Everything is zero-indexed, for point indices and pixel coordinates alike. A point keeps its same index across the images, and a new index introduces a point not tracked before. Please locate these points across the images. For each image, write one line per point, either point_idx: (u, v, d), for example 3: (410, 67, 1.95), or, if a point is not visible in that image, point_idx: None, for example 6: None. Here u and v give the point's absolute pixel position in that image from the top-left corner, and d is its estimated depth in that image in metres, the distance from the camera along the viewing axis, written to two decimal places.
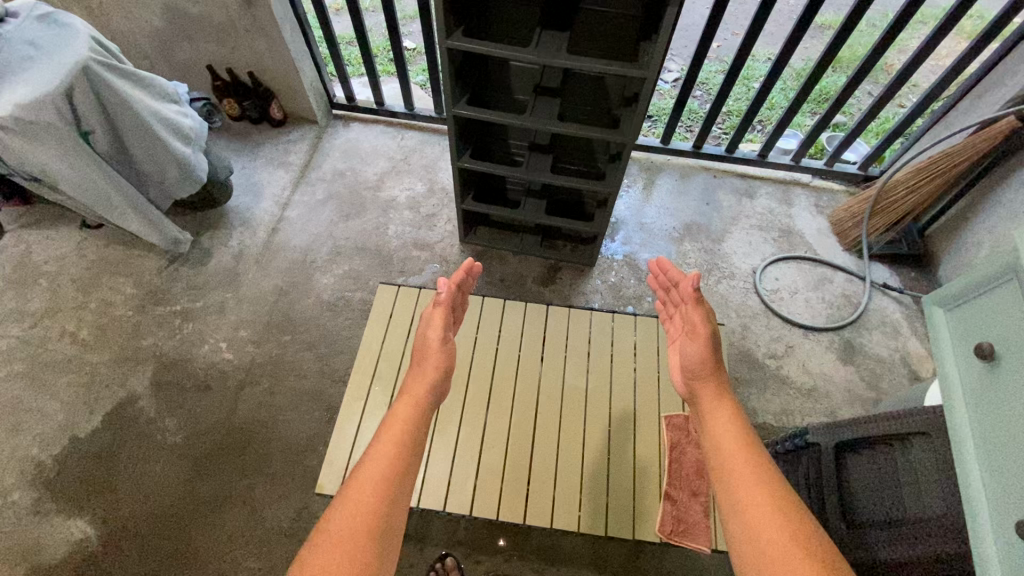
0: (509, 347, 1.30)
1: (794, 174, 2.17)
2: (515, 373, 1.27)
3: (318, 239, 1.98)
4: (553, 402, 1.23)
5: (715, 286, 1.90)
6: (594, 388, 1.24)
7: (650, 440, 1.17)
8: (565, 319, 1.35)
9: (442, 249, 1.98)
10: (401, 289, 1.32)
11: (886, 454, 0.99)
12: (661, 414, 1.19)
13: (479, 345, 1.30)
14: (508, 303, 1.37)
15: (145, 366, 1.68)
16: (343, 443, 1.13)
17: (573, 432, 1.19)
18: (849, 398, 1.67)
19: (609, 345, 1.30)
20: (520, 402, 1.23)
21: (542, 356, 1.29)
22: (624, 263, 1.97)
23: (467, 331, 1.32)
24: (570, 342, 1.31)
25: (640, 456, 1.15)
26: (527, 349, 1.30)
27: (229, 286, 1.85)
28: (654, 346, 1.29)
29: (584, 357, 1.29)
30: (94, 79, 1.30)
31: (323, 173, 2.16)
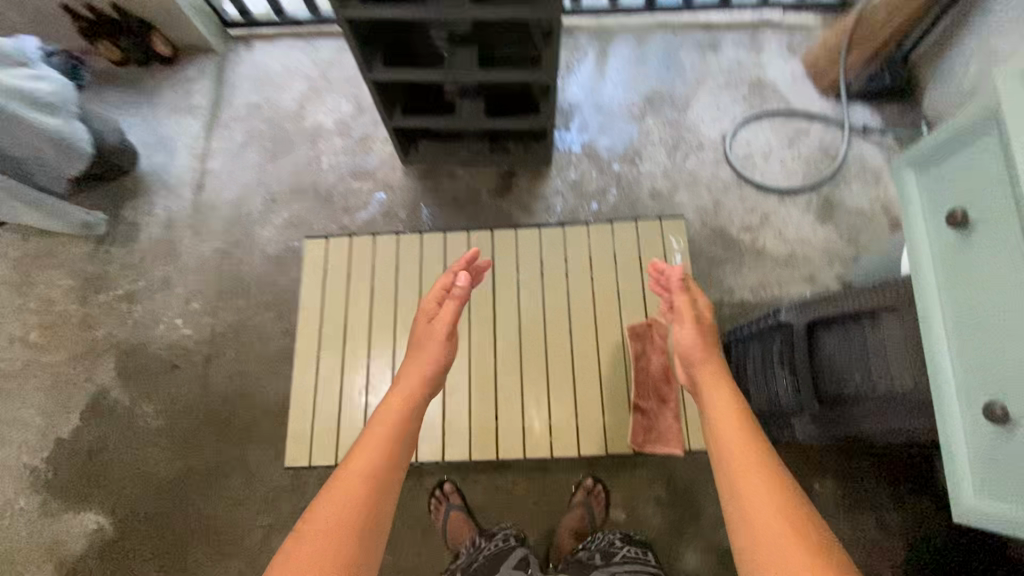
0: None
1: (762, 14, 1.90)
2: (469, 313, 1.17)
3: (249, 188, 1.81)
4: (514, 338, 1.16)
5: (683, 163, 1.76)
6: (552, 311, 1.17)
7: (614, 352, 1.14)
8: (512, 241, 1.22)
9: (384, 175, 1.80)
10: (330, 241, 1.18)
11: (855, 331, 0.94)
12: (624, 323, 1.15)
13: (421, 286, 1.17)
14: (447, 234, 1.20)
15: (107, 357, 1.63)
16: (302, 414, 1.10)
17: (536, 360, 1.14)
18: (828, 258, 1.61)
19: (562, 260, 1.20)
20: (479, 343, 1.15)
21: (493, 286, 1.19)
22: (583, 154, 1.80)
23: (406, 279, 1.18)
24: (522, 264, 1.21)
25: (605, 371, 1.13)
26: (476, 280, 1.20)
27: (167, 257, 1.73)
28: (610, 258, 1.19)
29: (538, 278, 1.19)
30: None
31: (236, 111, 1.92)
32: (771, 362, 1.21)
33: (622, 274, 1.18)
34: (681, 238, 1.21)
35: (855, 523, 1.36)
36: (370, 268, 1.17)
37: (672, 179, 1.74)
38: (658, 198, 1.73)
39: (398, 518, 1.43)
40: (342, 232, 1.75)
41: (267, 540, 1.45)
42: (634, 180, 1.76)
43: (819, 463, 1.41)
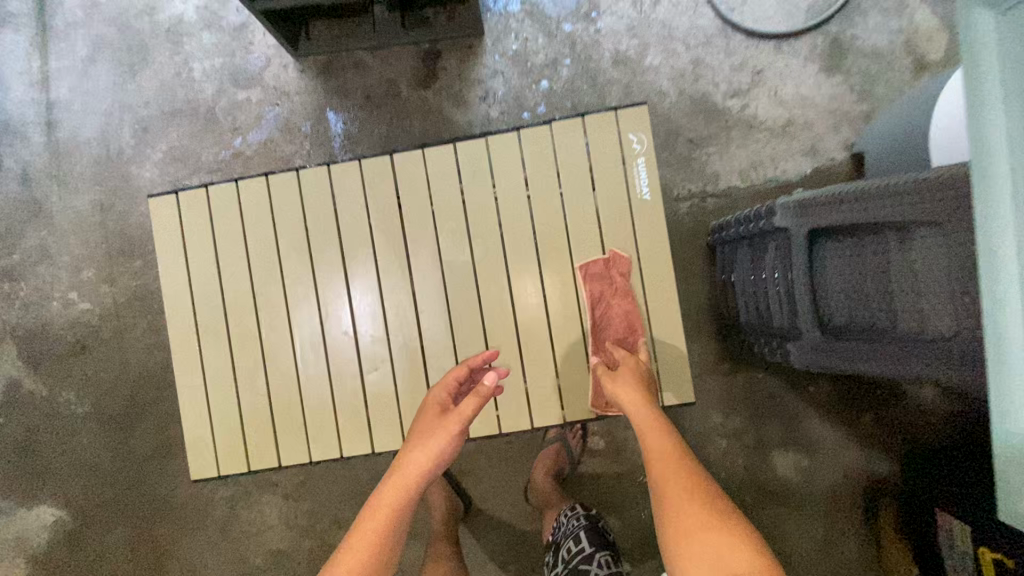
0: (358, 232, 0.96)
1: None
2: (378, 266, 0.96)
3: (112, 118, 1.44)
4: (437, 292, 0.96)
5: (652, 12, 1.36)
6: (484, 256, 0.95)
7: (564, 298, 0.95)
8: (423, 167, 0.96)
9: (275, 77, 1.42)
10: (182, 198, 0.97)
11: (875, 247, 0.74)
12: (575, 262, 0.95)
13: (319, 241, 0.96)
14: (335, 168, 0.96)
15: (5, 345, 1.42)
16: (196, 415, 0.96)
17: (469, 319, 0.96)
18: (835, 120, 1.30)
19: (491, 186, 0.95)
20: (396, 302, 0.96)
21: (407, 232, 0.96)
22: (524, 15, 1.39)
23: (293, 233, 0.97)
24: (439, 199, 0.96)
25: (555, 323, 0.95)
26: (382, 225, 0.96)
27: (39, 220, 1.42)
28: (550, 172, 0.95)
29: (462, 216, 0.95)
30: None
31: (68, 11, 1.46)
32: (759, 273, 1.01)
33: (568, 192, 0.94)
34: (642, 132, 0.94)
35: (852, 423, 1.26)
36: (243, 224, 0.97)
37: (639, 35, 1.36)
38: (623, 65, 1.36)
39: (366, 473, 1.34)
40: (237, 161, 1.42)
41: (232, 513, 1.36)
42: (591, 43, 1.37)
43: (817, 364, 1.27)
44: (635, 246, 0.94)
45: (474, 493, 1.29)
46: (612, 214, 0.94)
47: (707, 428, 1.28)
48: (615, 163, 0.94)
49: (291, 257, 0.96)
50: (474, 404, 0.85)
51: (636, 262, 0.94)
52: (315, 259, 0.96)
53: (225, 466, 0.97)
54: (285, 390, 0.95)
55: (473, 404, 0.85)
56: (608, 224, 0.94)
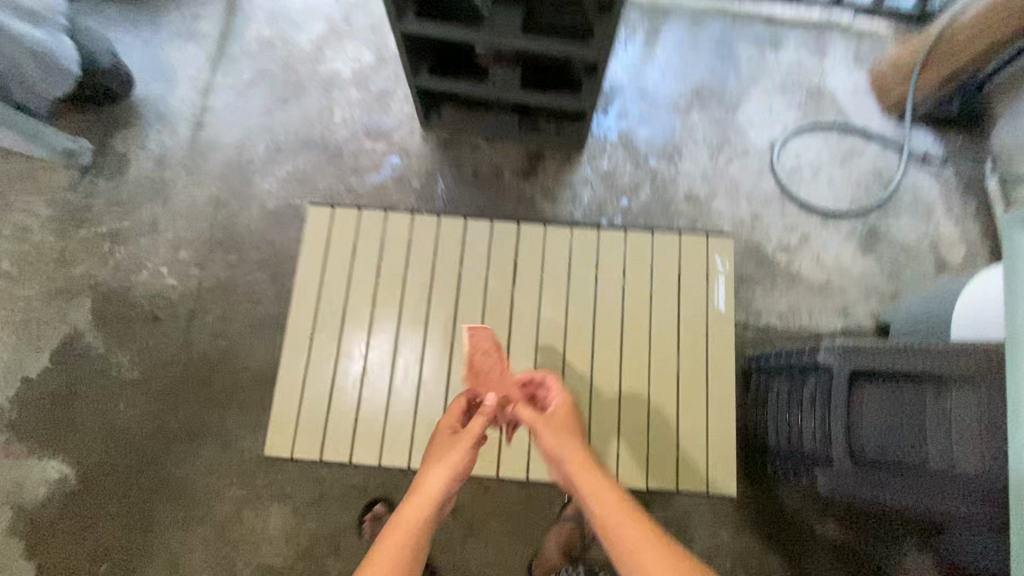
0: (473, 281, 1.15)
1: (831, 15, 1.76)
2: (482, 313, 1.14)
3: (252, 134, 1.66)
4: (523, 348, 1.13)
5: (725, 169, 1.62)
6: (575, 322, 1.13)
7: (634, 374, 1.12)
8: (542, 239, 1.16)
9: (402, 138, 1.67)
10: (338, 212, 1.16)
11: (912, 396, 0.89)
12: (651, 347, 1.12)
13: (442, 274, 1.15)
14: (471, 223, 1.16)
15: (83, 298, 1.51)
16: (290, 399, 1.11)
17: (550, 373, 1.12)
18: (865, 292, 1.51)
19: (593, 268, 1.15)
20: (488, 347, 1.13)
21: (517, 285, 1.15)
22: (619, 144, 1.64)
23: (420, 267, 1.15)
24: (549, 267, 1.15)
25: (622, 393, 1.11)
26: (497, 275, 1.15)
27: (158, 198, 1.58)
28: (645, 268, 1.15)
29: (565, 285, 1.15)
30: None
31: (247, 45, 1.73)
32: (796, 403, 1.14)
33: (655, 296, 1.13)
34: (724, 257, 1.16)
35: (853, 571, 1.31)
36: (381, 246, 1.15)
37: (712, 183, 1.61)
38: (694, 203, 1.59)
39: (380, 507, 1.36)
40: (348, 194, 1.61)
41: (237, 515, 1.37)
42: (670, 179, 1.61)
43: (826, 506, 1.34)
44: (696, 354, 1.11)
45: (479, 555, 1.31)
46: (689, 314, 1.13)
47: (715, 543, 1.32)
48: (699, 274, 1.14)
49: (416, 282, 1.14)
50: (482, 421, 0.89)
51: (701, 359, 1.12)
52: (434, 288, 1.14)
53: (302, 447, 1.10)
54: (375, 393, 1.11)
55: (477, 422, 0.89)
56: (680, 331, 1.12)
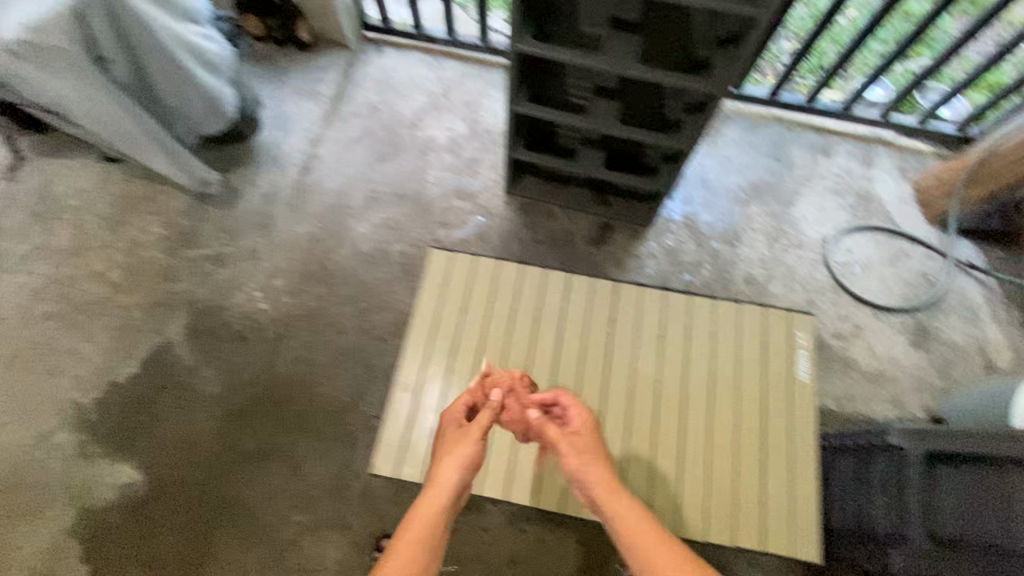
0: (574, 330, 1.22)
1: (877, 131, 1.96)
2: (581, 360, 1.20)
3: (352, 183, 1.83)
4: (622, 396, 1.16)
5: (782, 256, 1.75)
6: (667, 377, 1.18)
7: (725, 435, 1.13)
8: (635, 299, 1.24)
9: (486, 200, 1.84)
10: (453, 257, 1.27)
11: (990, 478, 0.92)
12: (739, 409, 1.15)
13: (542, 322, 1.23)
14: (572, 279, 1.26)
15: (180, 312, 1.63)
16: (397, 427, 1.15)
17: (644, 424, 1.13)
18: (917, 385, 1.58)
19: (683, 329, 1.22)
20: (585, 393, 1.17)
21: (612, 339, 1.21)
22: (684, 224, 1.79)
23: (525, 313, 1.24)
24: (643, 324, 1.22)
25: (715, 451, 1.12)
26: (594, 327, 1.23)
27: (261, 230, 1.73)
28: (731, 333, 1.21)
29: (657, 342, 1.21)
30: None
31: (356, 106, 1.95)
32: (863, 483, 1.18)
33: (743, 358, 1.19)
34: (805, 332, 1.22)
35: None
36: (489, 291, 1.25)
37: (769, 268, 1.73)
38: (753, 285, 1.71)
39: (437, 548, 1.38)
40: (434, 244, 1.76)
41: (297, 540, 1.41)
42: (731, 261, 1.74)
43: None
44: (787, 418, 1.14)
45: None
46: (776, 380, 1.17)
47: None
48: (782, 343, 1.20)
49: (521, 327, 1.22)
50: (490, 413, 1.01)
51: (789, 426, 1.14)
52: (534, 334, 1.22)
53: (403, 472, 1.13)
54: None
55: (488, 415, 1.01)
56: (770, 395, 1.16)
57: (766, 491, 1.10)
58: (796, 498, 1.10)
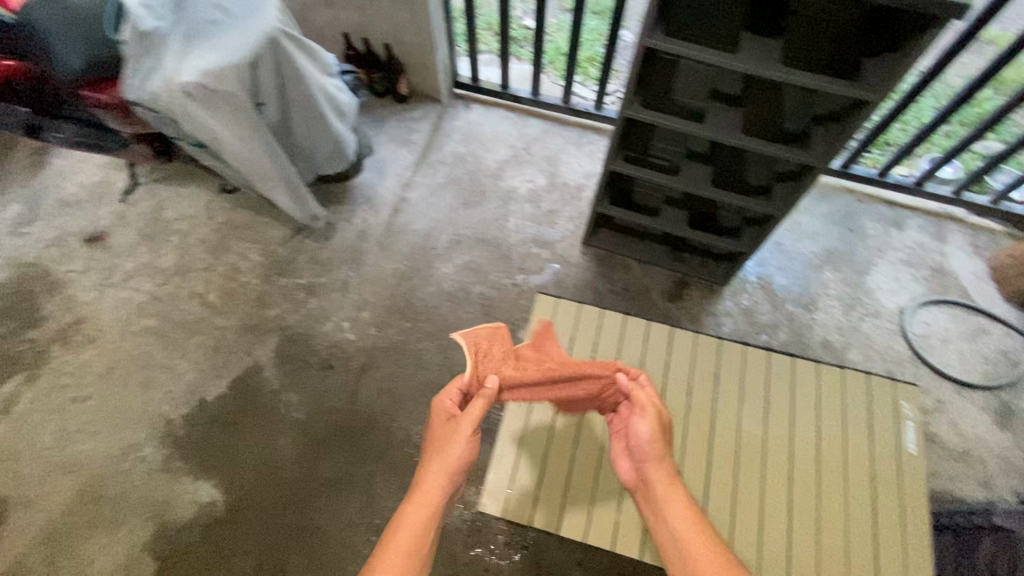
0: (677, 383, 1.19)
1: (947, 207, 1.99)
2: (687, 415, 1.16)
3: (438, 225, 1.93)
4: (728, 454, 1.13)
5: (859, 323, 1.76)
6: (774, 438, 1.14)
7: (836, 504, 1.09)
8: (740, 356, 1.22)
9: (564, 249, 1.91)
10: (560, 301, 1.28)
11: None
12: (849, 477, 1.11)
13: (646, 373, 1.21)
14: (676, 330, 1.25)
15: (271, 336, 1.69)
16: (500, 474, 1.19)
17: (752, 486, 1.10)
18: (1005, 466, 1.54)
19: (789, 390, 1.19)
20: (692, 449, 1.13)
21: (717, 395, 1.18)
22: (759, 286, 1.82)
23: (630, 362, 1.22)
24: (748, 382, 1.20)
25: (825, 520, 1.07)
26: (699, 380, 1.20)
27: (352, 264, 1.82)
28: (838, 398, 1.18)
29: (763, 401, 1.18)
30: (280, 53, 1.20)
31: (444, 156, 2.08)
32: None
33: (852, 424, 1.16)
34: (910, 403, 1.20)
35: None
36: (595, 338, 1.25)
37: (846, 335, 1.74)
38: (830, 351, 1.71)
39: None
40: (514, 289, 1.82)
41: None
42: (807, 324, 1.76)
43: None
44: (899, 489, 1.10)
45: None
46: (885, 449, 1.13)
47: None
48: (891, 412, 1.17)
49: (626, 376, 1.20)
50: (482, 404, 0.94)
51: (900, 499, 1.09)
52: None
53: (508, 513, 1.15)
54: None
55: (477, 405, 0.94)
56: (882, 464, 1.12)
57: (880, 559, 1.05)
58: (914, 571, 1.04)
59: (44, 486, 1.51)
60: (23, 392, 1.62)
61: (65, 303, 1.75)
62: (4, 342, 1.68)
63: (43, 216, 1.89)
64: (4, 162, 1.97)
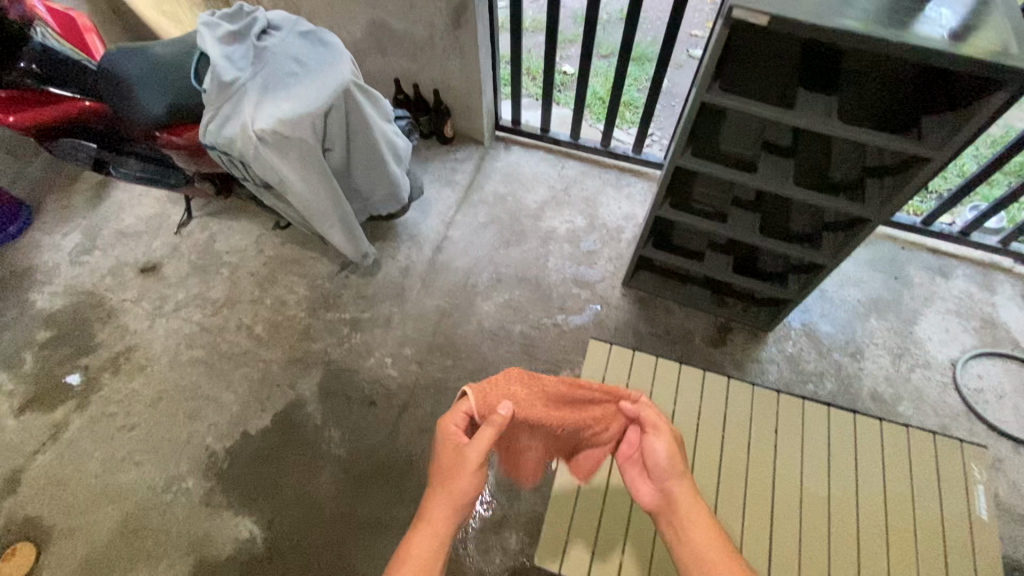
0: (737, 439, 1.17)
1: (993, 257, 1.97)
2: (746, 477, 1.13)
3: (479, 263, 1.96)
4: (791, 516, 1.09)
5: (909, 375, 1.73)
6: (838, 501, 1.10)
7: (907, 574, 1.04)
8: (800, 412, 1.19)
9: (604, 290, 1.91)
10: (615, 347, 1.27)
11: None
12: (919, 545, 1.07)
13: (705, 426, 1.18)
14: (733, 383, 1.23)
15: (314, 371, 1.71)
16: (557, 525, 1.16)
17: (818, 551, 1.06)
18: None
19: (852, 449, 1.15)
20: (752, 513, 1.10)
21: (778, 452, 1.15)
22: (803, 332, 1.80)
23: (686, 417, 1.19)
24: (809, 440, 1.17)
25: None
26: (759, 436, 1.17)
27: (395, 300, 1.85)
28: (903, 459, 1.14)
29: (825, 460, 1.14)
30: (352, 104, 1.27)
31: (485, 195, 2.13)
32: None
33: (920, 487, 1.12)
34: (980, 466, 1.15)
35: None
36: (652, 387, 1.23)
37: (896, 386, 1.71)
38: (880, 403, 1.68)
39: None
40: (554, 328, 1.83)
41: None
42: (855, 374, 1.73)
43: None
44: (972, 559, 1.05)
45: None
46: (955, 514, 1.09)
47: None
48: (960, 478, 1.12)
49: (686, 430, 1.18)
50: (490, 434, 0.90)
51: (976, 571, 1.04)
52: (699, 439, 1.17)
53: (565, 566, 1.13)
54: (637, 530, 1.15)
55: (485, 437, 0.89)
56: (951, 531, 1.08)
57: None
58: None
59: (87, 515, 1.52)
60: (73, 418, 1.65)
61: (118, 331, 1.79)
62: (58, 368, 1.72)
63: (101, 245, 1.96)
64: (67, 193, 2.06)
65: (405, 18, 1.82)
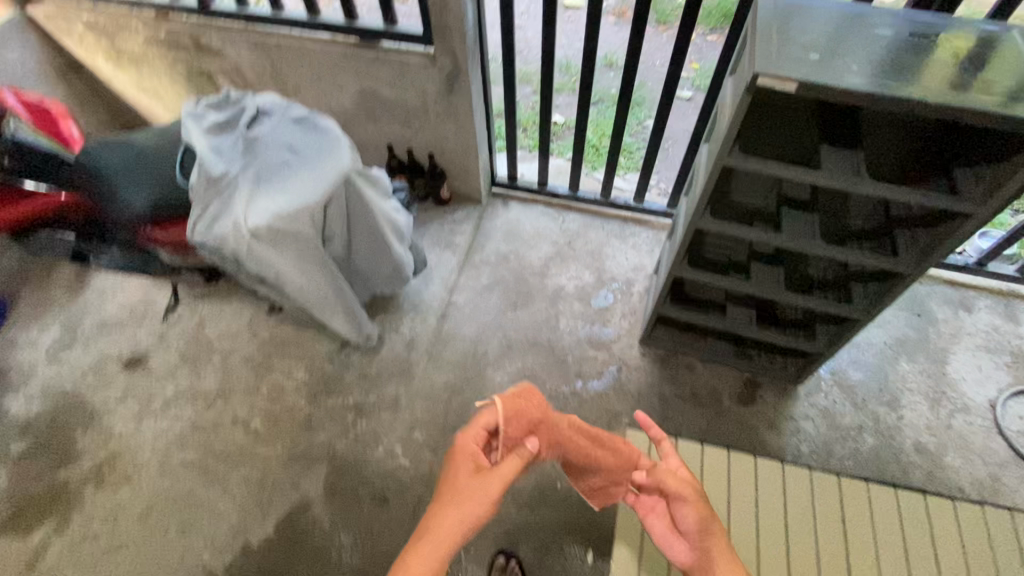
0: (805, 536, 1.06)
1: (1013, 285, 1.92)
2: None
3: (487, 329, 1.86)
4: None
5: (949, 421, 1.65)
6: None
7: None
8: (865, 496, 1.10)
9: (621, 350, 1.82)
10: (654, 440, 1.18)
11: None
12: None
13: (768, 524, 1.07)
14: (789, 468, 1.13)
15: (319, 466, 1.58)
16: None
17: None
18: None
19: (929, 536, 1.07)
20: None
21: (852, 549, 1.05)
22: (834, 382, 1.72)
23: (743, 517, 1.08)
24: (882, 530, 1.07)
25: None
26: (827, 532, 1.07)
27: (401, 378, 1.73)
28: (984, 542, 1.06)
29: (902, 553, 1.05)
30: (351, 189, 1.19)
31: (487, 256, 2.05)
32: None
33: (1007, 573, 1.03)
34: None
35: None
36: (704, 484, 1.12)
37: (938, 436, 1.62)
38: (926, 455, 1.59)
39: None
40: (572, 397, 1.72)
41: None
42: (894, 426, 1.64)
43: None
44: None
45: None
46: None
47: None
48: None
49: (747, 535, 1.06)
50: (517, 463, 0.83)
51: None
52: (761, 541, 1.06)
53: None
54: None
55: (510, 463, 0.82)
56: None
57: None
58: None
59: None
60: (53, 542, 1.49)
61: (101, 436, 1.65)
62: (36, 484, 1.57)
63: (81, 339, 1.83)
64: (44, 285, 1.93)
65: (396, 86, 1.77)
